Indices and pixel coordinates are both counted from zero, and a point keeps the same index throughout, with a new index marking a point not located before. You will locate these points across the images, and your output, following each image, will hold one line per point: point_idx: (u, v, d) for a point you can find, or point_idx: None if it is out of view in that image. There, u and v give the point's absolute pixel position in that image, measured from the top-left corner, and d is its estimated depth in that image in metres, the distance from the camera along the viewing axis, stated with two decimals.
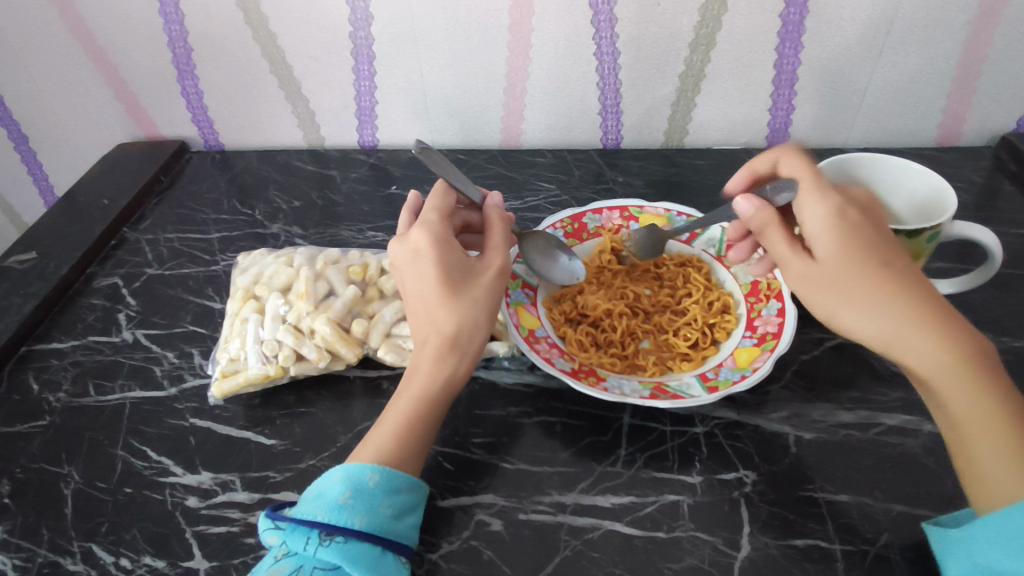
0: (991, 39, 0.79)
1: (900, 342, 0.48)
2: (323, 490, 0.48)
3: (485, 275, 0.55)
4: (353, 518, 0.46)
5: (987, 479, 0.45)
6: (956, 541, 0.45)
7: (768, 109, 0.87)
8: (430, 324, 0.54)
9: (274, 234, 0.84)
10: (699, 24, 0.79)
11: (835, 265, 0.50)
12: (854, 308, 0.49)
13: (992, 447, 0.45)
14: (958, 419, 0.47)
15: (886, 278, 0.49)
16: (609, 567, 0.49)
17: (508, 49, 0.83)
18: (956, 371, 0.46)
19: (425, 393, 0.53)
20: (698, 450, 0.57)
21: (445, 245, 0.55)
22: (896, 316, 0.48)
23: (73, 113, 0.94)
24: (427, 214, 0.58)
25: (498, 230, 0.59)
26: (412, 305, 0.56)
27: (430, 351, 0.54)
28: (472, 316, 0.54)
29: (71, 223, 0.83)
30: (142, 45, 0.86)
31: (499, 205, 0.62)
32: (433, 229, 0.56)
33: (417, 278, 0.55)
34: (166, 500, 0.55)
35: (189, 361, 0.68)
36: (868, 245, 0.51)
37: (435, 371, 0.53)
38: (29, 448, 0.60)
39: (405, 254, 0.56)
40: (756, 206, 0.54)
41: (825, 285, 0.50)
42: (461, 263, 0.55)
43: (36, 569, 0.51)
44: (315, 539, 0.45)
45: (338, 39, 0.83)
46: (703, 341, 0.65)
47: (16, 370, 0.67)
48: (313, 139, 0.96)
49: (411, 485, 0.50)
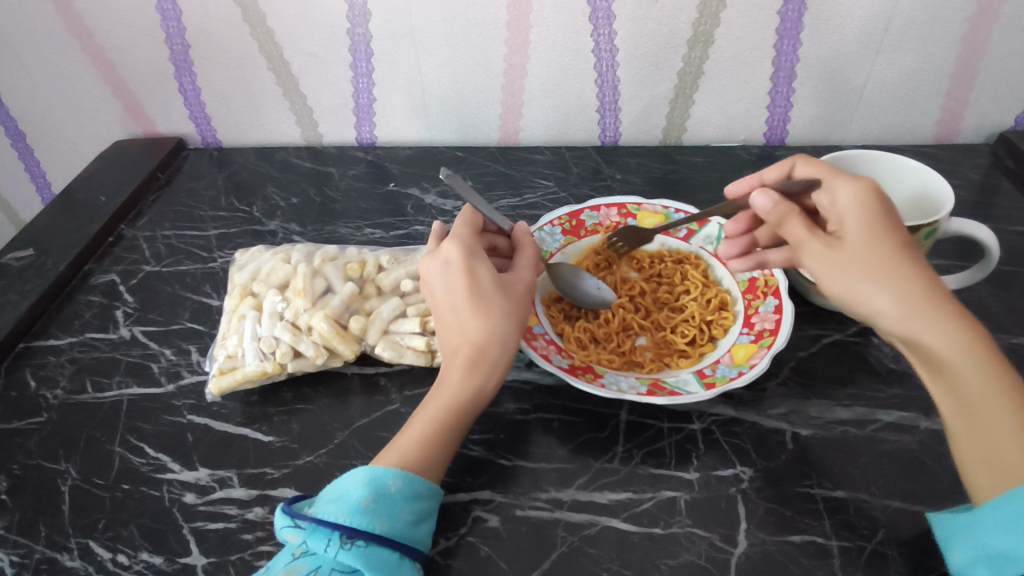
0: (989, 36, 0.79)
1: (916, 319, 0.47)
2: (345, 492, 0.48)
3: (513, 291, 0.57)
4: (375, 523, 0.46)
5: (996, 461, 0.44)
6: (962, 528, 0.45)
7: (766, 106, 0.88)
8: (460, 335, 0.55)
9: (272, 231, 0.84)
10: (698, 20, 0.79)
11: (862, 240, 0.50)
12: (876, 284, 0.48)
13: (1008, 425, 0.44)
14: (969, 398, 0.45)
15: (907, 257, 0.49)
16: (606, 563, 0.50)
17: (506, 45, 0.83)
18: (970, 349, 0.46)
19: (453, 403, 0.53)
20: (695, 446, 0.57)
21: (477, 259, 0.57)
22: (911, 290, 0.48)
23: (70, 110, 0.94)
24: (457, 229, 0.59)
25: (530, 252, 0.62)
26: (440, 318, 0.56)
27: (462, 362, 0.54)
28: (501, 330, 0.55)
29: (68, 220, 0.83)
30: (139, 41, 0.86)
31: (529, 231, 0.64)
32: (465, 242, 0.57)
33: (448, 291, 0.56)
34: (164, 497, 0.55)
35: (187, 358, 0.68)
36: (891, 225, 0.51)
37: (466, 381, 0.53)
38: (27, 444, 0.59)
39: (437, 267, 0.57)
40: (777, 199, 0.53)
41: (849, 259, 0.49)
42: (495, 276, 0.56)
43: (33, 565, 0.51)
44: (335, 542, 0.45)
45: (337, 36, 0.83)
46: (700, 338, 0.65)
47: (14, 366, 0.67)
48: (311, 136, 0.96)
49: (432, 492, 0.50)
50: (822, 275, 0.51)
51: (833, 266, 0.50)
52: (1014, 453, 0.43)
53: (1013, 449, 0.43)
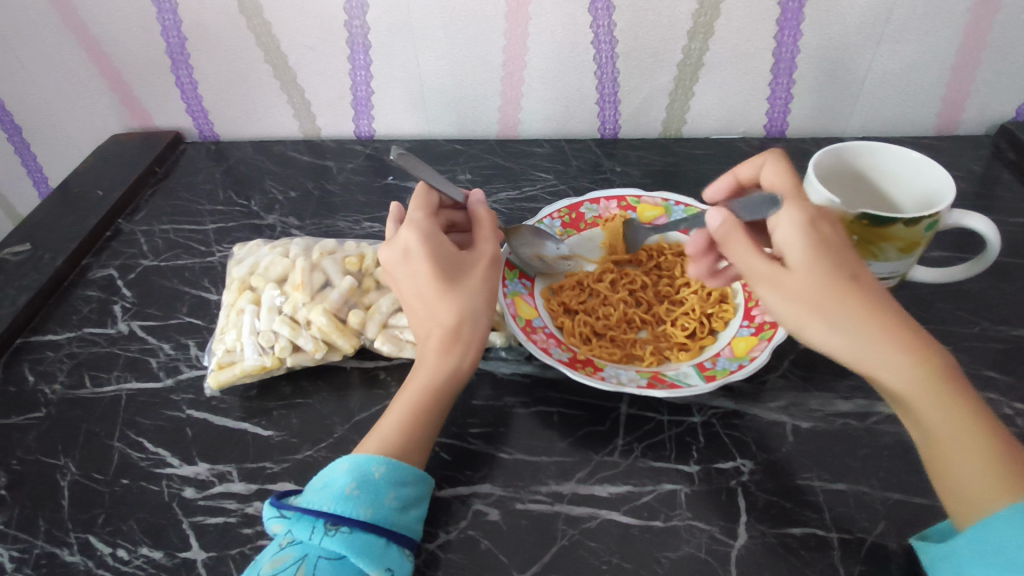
0: (991, 26, 0.78)
1: (868, 356, 0.45)
2: (329, 480, 0.48)
3: (476, 268, 0.57)
4: (358, 509, 0.46)
5: (970, 491, 0.43)
6: (943, 558, 0.44)
7: (767, 98, 0.87)
8: (431, 319, 0.55)
9: (270, 225, 0.83)
10: (698, 11, 0.78)
11: (811, 280, 0.46)
12: (829, 326, 0.46)
13: (969, 454, 0.43)
14: (934, 433, 0.44)
15: (861, 292, 0.46)
16: (606, 556, 0.50)
17: (504, 37, 0.82)
18: (928, 382, 0.44)
19: (432, 384, 0.53)
20: (695, 439, 0.57)
21: (434, 242, 0.56)
22: (862, 330, 0.45)
23: (66, 104, 0.94)
24: (412, 213, 0.59)
25: (486, 221, 0.61)
26: (409, 305, 0.57)
27: (435, 346, 0.54)
28: (470, 306, 0.55)
29: (65, 215, 0.82)
30: (135, 33, 0.85)
31: (484, 200, 0.63)
32: (420, 226, 0.57)
33: (410, 278, 0.56)
34: (163, 492, 0.55)
35: (186, 353, 0.67)
36: (841, 256, 0.47)
37: (440, 362, 0.54)
38: (25, 440, 0.59)
39: (395, 255, 0.57)
40: (723, 217, 0.52)
41: (794, 297, 0.47)
42: (452, 256, 0.57)
43: (33, 561, 0.51)
44: (320, 529, 0.45)
45: (333, 28, 0.82)
46: (701, 331, 0.65)
47: (11, 361, 0.67)
48: (309, 130, 0.96)
49: (416, 478, 0.50)
50: (776, 312, 0.48)
51: (807, 282, 0.47)
52: (980, 486, 0.42)
53: (982, 482, 0.42)
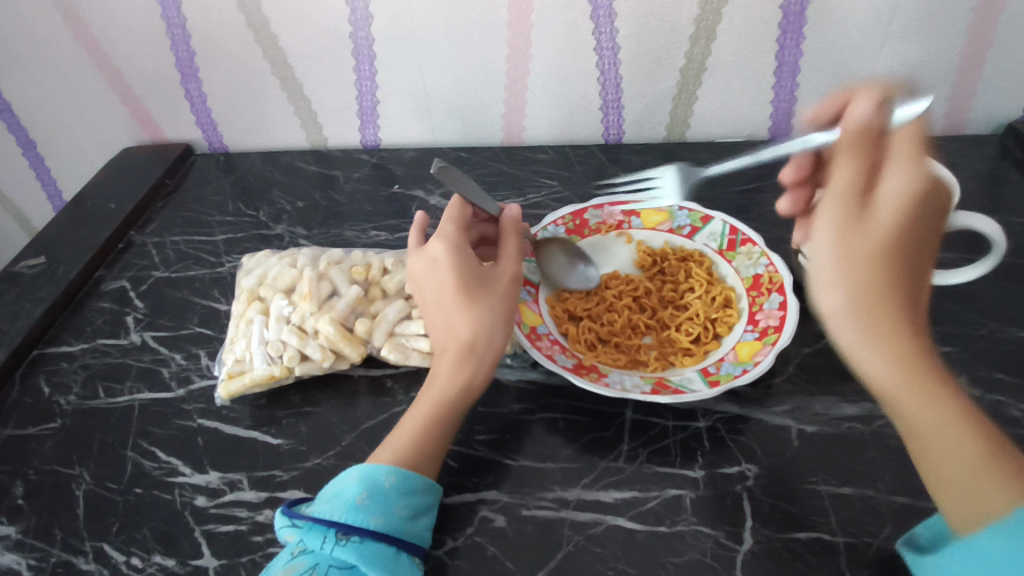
0: (995, 25, 0.78)
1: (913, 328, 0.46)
2: (341, 490, 0.48)
3: (497, 285, 0.58)
4: (369, 518, 0.47)
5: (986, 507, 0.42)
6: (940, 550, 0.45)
7: (770, 101, 0.87)
8: (450, 330, 0.56)
9: (278, 235, 0.85)
10: (699, 17, 0.79)
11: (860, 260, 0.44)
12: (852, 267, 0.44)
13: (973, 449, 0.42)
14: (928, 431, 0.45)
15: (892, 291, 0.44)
16: (612, 561, 0.50)
17: (508, 45, 0.83)
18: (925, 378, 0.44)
19: (445, 397, 0.54)
20: (700, 444, 0.57)
21: (460, 255, 0.58)
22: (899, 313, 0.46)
23: (79, 119, 0.95)
24: (444, 227, 0.61)
25: (515, 242, 0.61)
26: (431, 315, 0.58)
27: (450, 358, 0.55)
28: (489, 322, 0.56)
29: (80, 228, 0.84)
30: (146, 49, 0.87)
31: (516, 221, 0.63)
32: (450, 239, 0.59)
33: (435, 287, 0.57)
34: (176, 500, 0.56)
35: (197, 362, 0.69)
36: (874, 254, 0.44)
37: (455, 375, 0.55)
38: (42, 450, 0.61)
39: (423, 264, 0.59)
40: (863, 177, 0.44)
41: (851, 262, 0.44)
42: (477, 270, 0.58)
43: (49, 569, 0.52)
44: (332, 538, 0.46)
45: (339, 40, 0.83)
46: (704, 336, 0.65)
47: (27, 373, 0.68)
48: (315, 139, 0.97)
49: (427, 486, 0.50)
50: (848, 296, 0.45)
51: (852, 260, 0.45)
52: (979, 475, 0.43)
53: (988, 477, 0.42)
